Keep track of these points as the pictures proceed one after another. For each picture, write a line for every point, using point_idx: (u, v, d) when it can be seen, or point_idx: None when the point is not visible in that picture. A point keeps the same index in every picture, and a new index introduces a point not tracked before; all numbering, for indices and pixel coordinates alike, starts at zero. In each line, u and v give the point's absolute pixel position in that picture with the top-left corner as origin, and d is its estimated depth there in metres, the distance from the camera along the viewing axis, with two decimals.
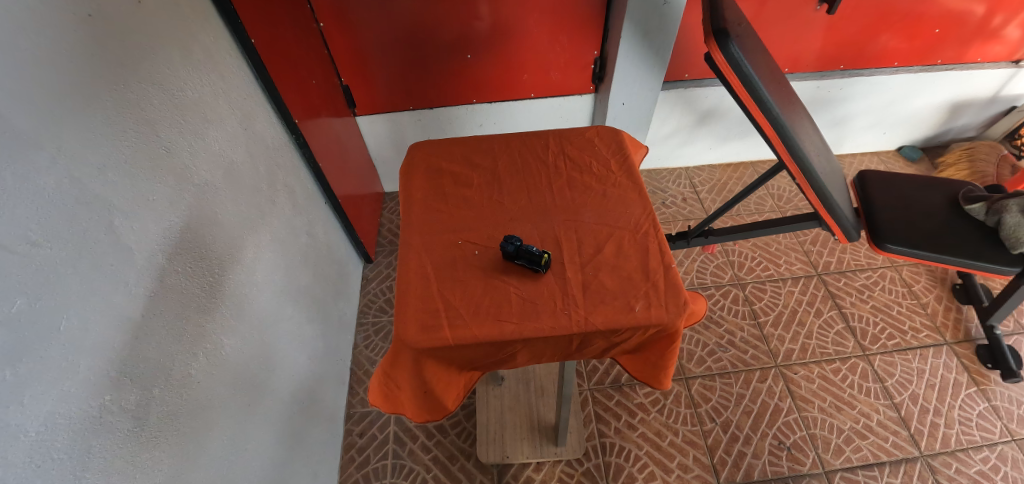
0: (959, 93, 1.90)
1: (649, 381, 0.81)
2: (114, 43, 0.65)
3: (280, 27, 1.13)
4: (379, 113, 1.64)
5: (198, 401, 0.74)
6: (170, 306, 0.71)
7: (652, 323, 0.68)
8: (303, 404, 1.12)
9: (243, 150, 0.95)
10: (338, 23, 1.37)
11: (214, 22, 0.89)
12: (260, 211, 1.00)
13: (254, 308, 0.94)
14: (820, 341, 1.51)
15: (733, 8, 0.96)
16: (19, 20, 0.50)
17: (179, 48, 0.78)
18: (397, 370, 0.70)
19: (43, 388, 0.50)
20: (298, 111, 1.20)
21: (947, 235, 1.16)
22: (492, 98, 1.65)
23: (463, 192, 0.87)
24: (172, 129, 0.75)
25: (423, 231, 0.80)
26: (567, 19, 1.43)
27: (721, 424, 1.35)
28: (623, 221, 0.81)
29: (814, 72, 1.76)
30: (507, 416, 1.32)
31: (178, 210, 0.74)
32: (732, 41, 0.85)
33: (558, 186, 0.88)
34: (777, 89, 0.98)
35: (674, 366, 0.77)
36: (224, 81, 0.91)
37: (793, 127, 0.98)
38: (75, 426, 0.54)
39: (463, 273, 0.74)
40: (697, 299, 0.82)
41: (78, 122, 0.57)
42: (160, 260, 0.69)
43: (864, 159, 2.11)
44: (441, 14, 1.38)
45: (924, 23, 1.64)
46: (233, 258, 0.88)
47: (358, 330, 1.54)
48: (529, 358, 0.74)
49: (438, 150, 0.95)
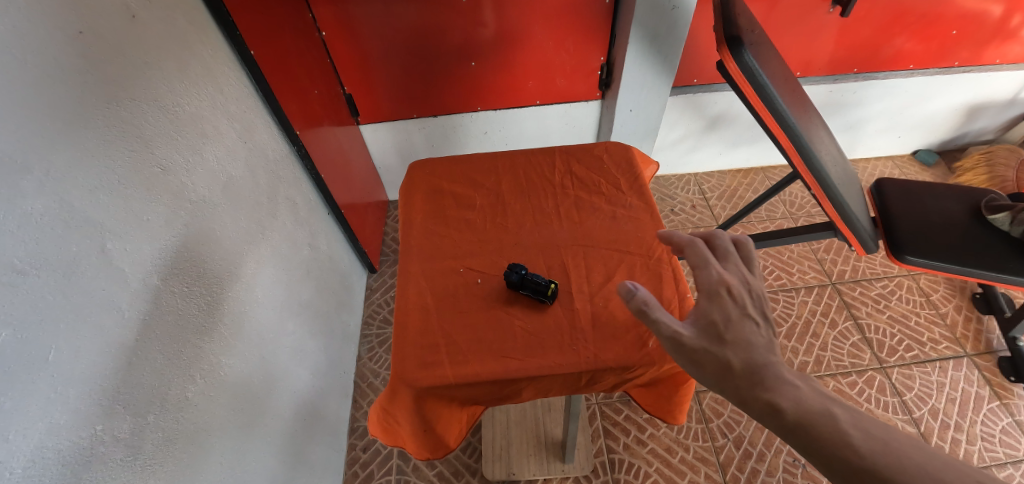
0: (977, 96, 1.85)
1: (663, 415, 0.77)
2: (107, 60, 0.63)
3: (280, 37, 1.12)
4: (382, 122, 1.62)
5: (194, 425, 0.72)
6: (165, 328, 0.68)
7: (667, 360, 0.64)
8: (305, 420, 1.09)
9: (243, 165, 0.93)
10: (340, 31, 1.35)
11: (213, 35, 0.88)
12: (260, 225, 0.98)
13: (256, 325, 0.92)
14: (835, 353, 1.47)
15: (746, 16, 0.92)
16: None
17: (174, 62, 0.76)
18: (395, 405, 0.67)
19: (29, 422, 0.49)
20: (300, 122, 1.18)
21: (970, 245, 1.11)
22: (497, 105, 1.63)
23: (465, 214, 0.84)
24: (169, 146, 0.73)
25: (424, 257, 0.77)
26: (573, 24, 1.40)
27: (733, 440, 1.31)
28: (634, 246, 0.78)
29: (826, 76, 1.71)
30: (513, 432, 1.29)
31: (174, 230, 0.72)
32: (746, 50, 0.82)
33: (566, 207, 0.85)
34: (792, 101, 0.94)
35: (689, 401, 0.74)
36: (222, 94, 0.89)
37: (810, 139, 0.94)
38: (63, 460, 0.52)
39: (466, 304, 0.71)
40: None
41: (70, 144, 0.56)
42: (156, 282, 0.67)
43: (878, 164, 2.06)
44: (444, 21, 1.36)
45: (941, 24, 1.59)
46: (233, 274, 0.86)
47: (362, 342, 1.52)
48: (535, 394, 0.70)
49: (439, 170, 0.92)
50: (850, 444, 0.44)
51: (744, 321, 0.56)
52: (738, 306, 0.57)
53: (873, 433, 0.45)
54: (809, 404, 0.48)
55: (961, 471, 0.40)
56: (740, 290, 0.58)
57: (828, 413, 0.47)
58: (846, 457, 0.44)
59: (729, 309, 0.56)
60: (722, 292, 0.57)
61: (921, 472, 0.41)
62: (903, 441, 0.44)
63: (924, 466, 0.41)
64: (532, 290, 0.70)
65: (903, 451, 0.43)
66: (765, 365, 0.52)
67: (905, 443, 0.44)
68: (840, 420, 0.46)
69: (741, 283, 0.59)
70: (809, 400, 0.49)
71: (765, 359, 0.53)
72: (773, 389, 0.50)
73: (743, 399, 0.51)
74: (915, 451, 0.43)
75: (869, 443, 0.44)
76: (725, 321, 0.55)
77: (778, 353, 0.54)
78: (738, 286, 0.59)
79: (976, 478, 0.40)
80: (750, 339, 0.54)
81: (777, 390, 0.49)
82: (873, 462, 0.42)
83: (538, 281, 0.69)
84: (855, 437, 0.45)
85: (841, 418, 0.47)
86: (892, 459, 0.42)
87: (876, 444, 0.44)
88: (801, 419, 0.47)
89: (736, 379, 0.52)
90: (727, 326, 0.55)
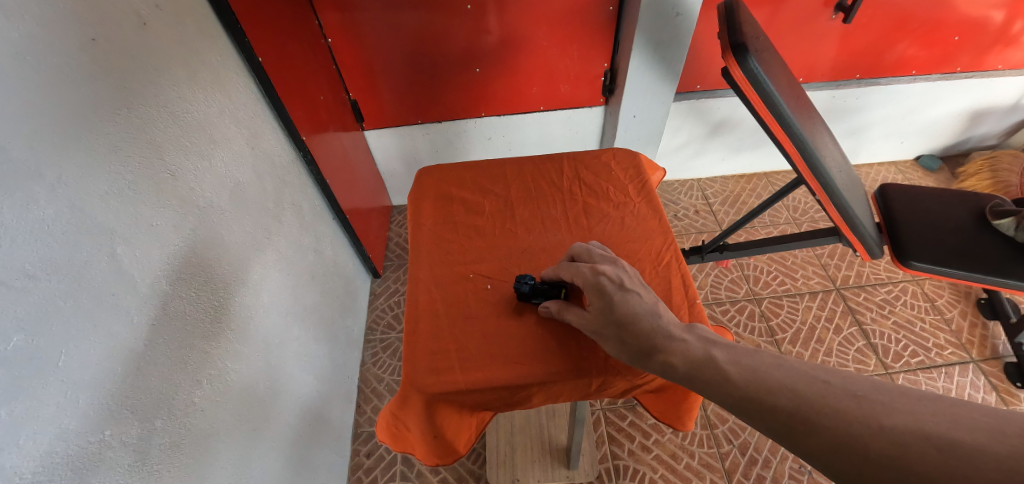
0: (979, 101, 1.85)
1: (671, 421, 0.77)
2: (118, 66, 0.64)
3: (287, 43, 1.13)
4: (387, 127, 1.63)
5: (201, 430, 0.72)
6: (173, 333, 0.68)
7: None
8: (311, 426, 1.09)
9: (250, 171, 0.94)
10: (346, 37, 1.36)
11: (222, 42, 0.89)
12: (266, 231, 0.98)
13: (261, 331, 0.92)
14: (840, 359, 1.46)
15: (750, 23, 0.93)
16: (8, 44, 0.49)
17: (184, 68, 0.77)
18: (405, 411, 0.66)
19: (39, 427, 0.49)
20: (306, 128, 1.19)
21: (974, 250, 1.11)
22: (501, 111, 1.64)
23: (474, 220, 0.85)
24: (178, 152, 0.74)
25: (434, 262, 0.78)
26: (576, 30, 1.41)
27: (739, 446, 1.30)
28: (643, 252, 0.78)
29: (829, 81, 1.72)
30: (517, 438, 1.29)
31: (183, 235, 0.72)
32: (751, 56, 0.82)
33: (574, 213, 0.85)
34: (797, 107, 0.94)
35: (697, 406, 0.73)
36: (230, 100, 0.90)
37: (815, 145, 0.95)
38: (72, 465, 0.52)
39: (476, 310, 0.71)
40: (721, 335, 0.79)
41: (82, 151, 0.56)
42: (164, 287, 0.67)
43: (881, 170, 2.07)
44: (448, 27, 1.36)
45: (942, 30, 1.60)
46: (239, 279, 0.86)
47: (367, 347, 1.52)
48: (544, 400, 0.70)
49: (447, 176, 0.93)
50: (727, 378, 0.49)
51: (625, 295, 0.61)
52: (615, 286, 0.62)
53: (743, 361, 0.50)
54: (696, 355, 0.53)
55: (808, 375, 0.47)
56: (615, 270, 0.64)
57: (710, 358, 0.52)
58: (727, 391, 0.49)
59: (607, 292, 0.61)
60: (599, 280, 0.63)
61: (779, 384, 0.47)
62: (763, 360, 0.50)
63: (780, 378, 0.47)
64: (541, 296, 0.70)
65: (766, 370, 0.49)
66: (652, 329, 0.57)
67: (767, 361, 0.50)
68: (719, 362, 0.51)
69: (613, 265, 0.66)
70: (694, 350, 0.54)
71: (650, 324, 0.57)
72: (663, 349, 0.55)
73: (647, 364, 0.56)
74: (773, 367, 0.49)
75: (741, 373, 0.49)
76: (608, 304, 0.60)
77: (662, 312, 0.59)
78: (611, 269, 0.65)
79: (818, 376, 0.46)
80: (635, 310, 0.59)
81: (668, 349, 0.54)
82: (746, 389, 0.48)
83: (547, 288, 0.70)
84: (729, 370, 0.50)
85: (718, 357, 0.52)
86: (759, 381, 0.48)
87: (746, 373, 0.49)
88: (691, 370, 0.52)
89: (633, 352, 0.57)
90: (612, 308, 0.60)
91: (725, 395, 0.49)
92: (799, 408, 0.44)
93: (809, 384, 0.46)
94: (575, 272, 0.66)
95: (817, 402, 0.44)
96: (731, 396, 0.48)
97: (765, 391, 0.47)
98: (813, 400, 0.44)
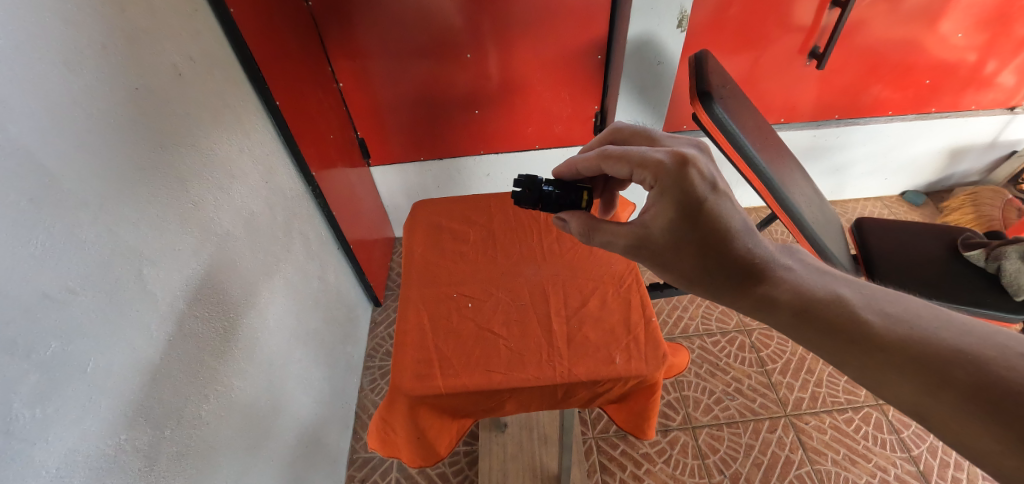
0: (957, 140, 1.94)
1: (635, 430, 0.81)
2: (157, 110, 0.73)
3: (302, 87, 1.24)
4: (391, 164, 1.74)
5: (206, 442, 0.77)
6: (187, 348, 0.75)
7: (631, 375, 0.70)
8: (307, 447, 1.13)
9: (263, 202, 1.03)
10: (357, 82, 1.48)
11: (245, 88, 0.99)
12: (276, 258, 1.06)
13: (265, 352, 0.98)
14: (830, 389, 1.50)
15: (718, 73, 1.03)
16: (64, 91, 0.58)
17: (211, 111, 0.87)
18: (392, 414, 0.72)
19: (66, 427, 0.55)
20: (316, 163, 1.28)
21: (948, 281, 1.16)
22: (499, 148, 1.74)
23: (459, 248, 0.92)
24: (201, 186, 0.82)
25: (423, 284, 0.84)
26: (568, 75, 1.53)
27: (730, 476, 1.31)
28: (606, 275, 0.85)
29: (810, 121, 1.82)
30: (510, 465, 1.29)
31: (201, 259, 0.80)
32: (716, 103, 0.91)
33: (548, 242, 0.92)
34: (764, 146, 1.02)
35: (656, 416, 0.78)
36: (249, 138, 0.99)
37: (781, 180, 1.02)
38: (90, 464, 0.57)
39: (457, 325, 0.78)
40: (677, 351, 0.85)
41: (120, 185, 0.65)
42: (181, 306, 0.74)
43: (867, 205, 2.14)
44: (451, 73, 1.48)
45: (915, 73, 1.70)
46: (248, 302, 0.93)
47: (365, 373, 1.56)
48: (518, 407, 0.75)
49: (439, 208, 1.00)
50: (871, 330, 0.51)
51: (718, 200, 0.63)
52: (709, 186, 0.63)
53: (888, 312, 0.52)
54: (814, 295, 0.56)
55: (999, 345, 0.44)
56: (704, 163, 0.65)
57: (837, 296, 0.55)
58: (880, 350, 0.49)
59: (701, 192, 0.62)
60: (688, 171, 0.63)
61: (956, 352, 0.46)
62: (925, 319, 0.50)
63: (956, 343, 0.46)
64: (552, 203, 0.77)
65: (930, 330, 0.49)
66: (749, 253, 0.62)
67: (936, 323, 0.49)
68: (848, 300, 0.54)
69: (699, 155, 0.65)
70: (811, 287, 0.57)
71: (745, 246, 0.63)
72: (769, 281, 0.60)
73: (746, 292, 0.60)
74: (946, 331, 0.48)
75: (888, 324, 0.50)
76: (700, 207, 0.62)
77: (753, 232, 0.64)
78: (700, 161, 0.64)
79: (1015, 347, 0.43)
80: (729, 223, 0.63)
81: (776, 285, 0.59)
82: (901, 348, 0.48)
83: (559, 196, 0.77)
84: (873, 321, 0.51)
85: (856, 303, 0.54)
86: (923, 341, 0.48)
87: (901, 328, 0.50)
88: (802, 306, 0.56)
89: (735, 273, 0.61)
90: (701, 212, 0.62)
91: (863, 342, 0.50)
92: (988, 387, 0.42)
93: (1000, 359, 0.44)
94: (657, 159, 0.64)
95: (1012, 383, 0.42)
96: (873, 346, 0.50)
97: (936, 358, 0.46)
98: (1007, 381, 0.42)
